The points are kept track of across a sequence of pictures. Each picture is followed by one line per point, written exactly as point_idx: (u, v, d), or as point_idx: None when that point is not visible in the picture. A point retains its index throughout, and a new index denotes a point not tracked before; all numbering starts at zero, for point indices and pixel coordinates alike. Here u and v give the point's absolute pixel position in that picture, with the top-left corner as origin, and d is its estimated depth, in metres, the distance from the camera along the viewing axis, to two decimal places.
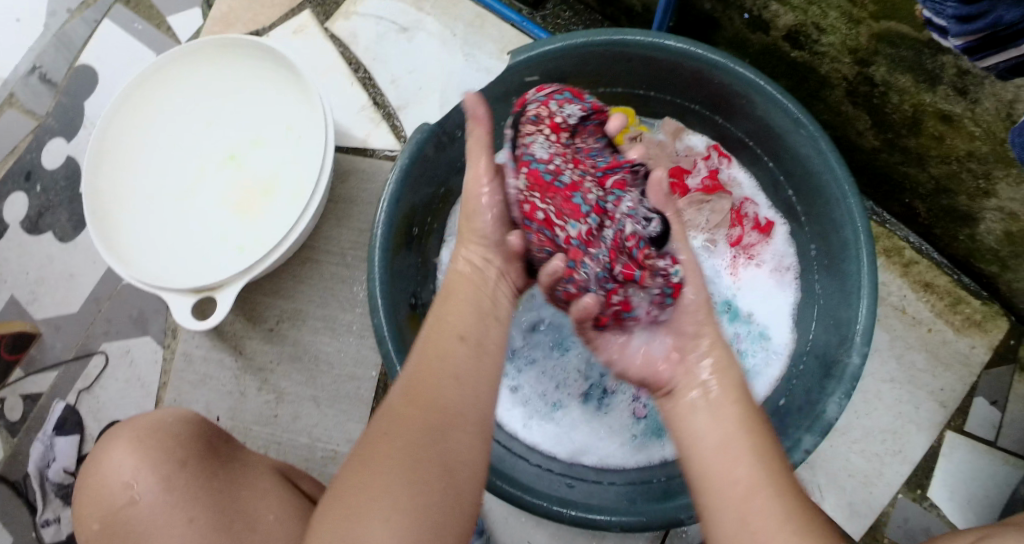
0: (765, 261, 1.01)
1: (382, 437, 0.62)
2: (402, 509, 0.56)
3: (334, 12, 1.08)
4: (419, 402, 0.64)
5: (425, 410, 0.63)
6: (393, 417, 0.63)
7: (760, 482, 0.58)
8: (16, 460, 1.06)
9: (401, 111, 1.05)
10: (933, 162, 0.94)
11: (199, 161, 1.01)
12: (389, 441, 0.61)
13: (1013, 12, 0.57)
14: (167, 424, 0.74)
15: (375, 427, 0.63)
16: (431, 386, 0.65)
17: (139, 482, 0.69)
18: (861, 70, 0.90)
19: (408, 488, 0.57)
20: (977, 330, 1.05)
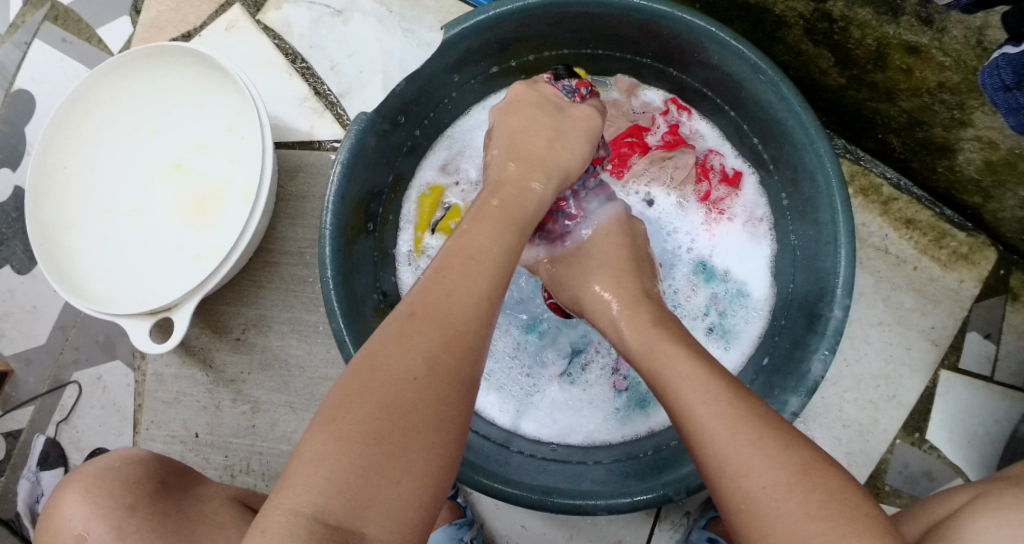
0: (736, 215, 0.97)
1: (407, 381, 0.51)
2: (420, 479, 0.49)
3: (265, 3, 1.04)
4: (456, 353, 0.54)
5: (456, 363, 0.54)
6: (424, 355, 0.53)
7: (735, 424, 0.56)
8: (8, 498, 1.04)
9: (344, 99, 1.01)
10: (903, 96, 0.90)
11: (144, 175, 0.97)
12: (421, 389, 0.51)
13: None
14: (115, 470, 0.72)
15: (396, 357, 0.53)
16: (470, 335, 0.56)
17: (91, 531, 0.68)
18: (817, 6, 0.85)
19: (430, 452, 0.50)
20: (965, 264, 1.02)
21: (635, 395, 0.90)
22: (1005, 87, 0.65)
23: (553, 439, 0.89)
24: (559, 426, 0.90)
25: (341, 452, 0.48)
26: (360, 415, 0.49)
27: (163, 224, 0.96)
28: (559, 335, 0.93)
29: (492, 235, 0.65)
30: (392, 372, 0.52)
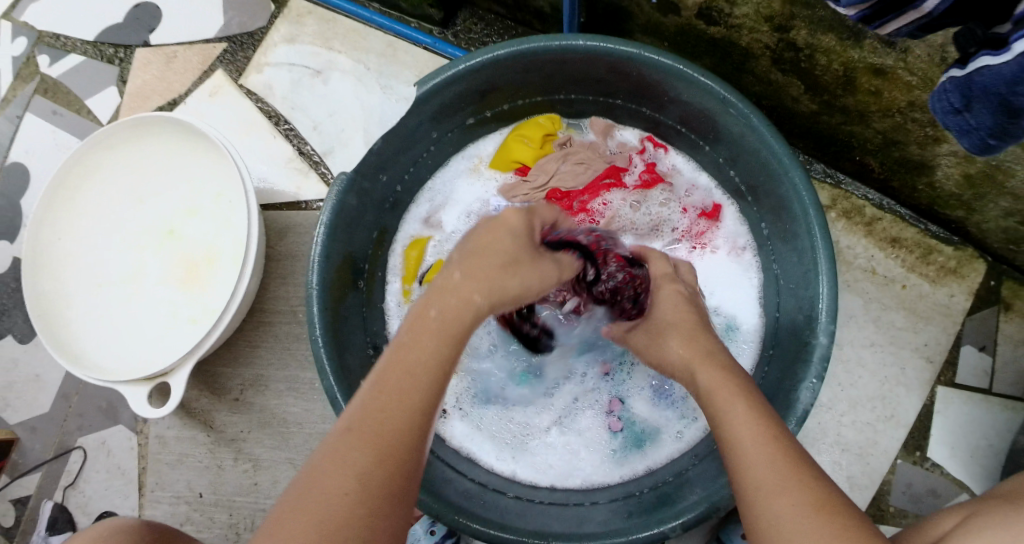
0: (719, 246, 0.98)
1: (340, 500, 0.50)
2: None
3: (246, 68, 1.07)
4: (392, 470, 0.52)
5: (391, 482, 0.52)
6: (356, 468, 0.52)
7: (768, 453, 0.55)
8: None
9: (328, 158, 1.03)
10: (876, 117, 0.90)
11: (138, 243, 1.00)
12: (353, 504, 0.50)
13: None
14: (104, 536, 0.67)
15: (335, 476, 0.51)
16: (409, 452, 0.54)
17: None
18: (782, 36, 0.87)
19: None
20: (954, 278, 1.02)
21: (631, 435, 0.90)
22: (955, 110, 0.58)
23: (551, 482, 0.89)
24: (557, 470, 0.90)
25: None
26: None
27: (158, 291, 0.98)
28: (550, 379, 0.93)
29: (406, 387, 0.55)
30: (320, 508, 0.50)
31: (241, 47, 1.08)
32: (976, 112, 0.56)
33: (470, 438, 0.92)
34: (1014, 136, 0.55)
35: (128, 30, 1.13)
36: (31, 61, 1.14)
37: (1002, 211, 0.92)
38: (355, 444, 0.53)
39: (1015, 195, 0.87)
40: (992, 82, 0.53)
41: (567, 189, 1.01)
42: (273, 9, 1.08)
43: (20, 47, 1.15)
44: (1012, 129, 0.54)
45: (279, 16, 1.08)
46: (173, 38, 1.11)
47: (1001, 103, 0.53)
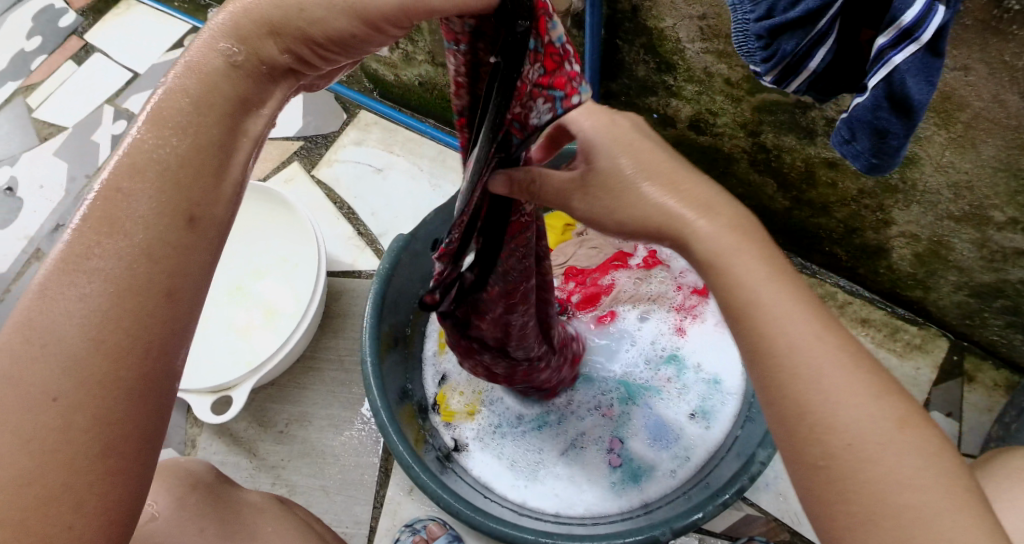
0: (708, 317, 1.12)
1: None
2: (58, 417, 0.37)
3: (319, 161, 1.29)
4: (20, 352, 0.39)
5: (133, 366, 0.38)
6: (119, 322, 0.38)
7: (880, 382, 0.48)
8: None
9: (383, 238, 1.22)
10: (836, 207, 1.09)
11: (211, 292, 1.17)
12: (96, 344, 0.37)
13: (792, 42, 0.69)
14: (182, 465, 0.82)
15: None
16: (150, 356, 0.39)
17: (157, 502, 0.75)
18: (755, 140, 1.07)
19: (70, 413, 0.37)
20: (920, 352, 1.14)
21: (628, 470, 1.01)
22: (845, 140, 0.73)
23: (556, 510, 0.99)
24: (561, 499, 1.00)
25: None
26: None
27: (221, 332, 1.14)
28: (561, 420, 1.06)
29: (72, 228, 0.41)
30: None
31: (315, 146, 1.31)
32: (859, 138, 0.71)
33: (488, 468, 1.03)
34: (890, 155, 0.71)
35: None
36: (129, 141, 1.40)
37: (953, 285, 1.07)
38: (18, 334, 0.38)
39: (960, 268, 1.03)
40: (861, 114, 0.69)
41: (582, 268, 1.16)
42: (345, 117, 1.32)
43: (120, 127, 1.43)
44: (886, 147, 0.70)
45: (348, 123, 1.31)
46: None
47: (871, 127, 0.69)
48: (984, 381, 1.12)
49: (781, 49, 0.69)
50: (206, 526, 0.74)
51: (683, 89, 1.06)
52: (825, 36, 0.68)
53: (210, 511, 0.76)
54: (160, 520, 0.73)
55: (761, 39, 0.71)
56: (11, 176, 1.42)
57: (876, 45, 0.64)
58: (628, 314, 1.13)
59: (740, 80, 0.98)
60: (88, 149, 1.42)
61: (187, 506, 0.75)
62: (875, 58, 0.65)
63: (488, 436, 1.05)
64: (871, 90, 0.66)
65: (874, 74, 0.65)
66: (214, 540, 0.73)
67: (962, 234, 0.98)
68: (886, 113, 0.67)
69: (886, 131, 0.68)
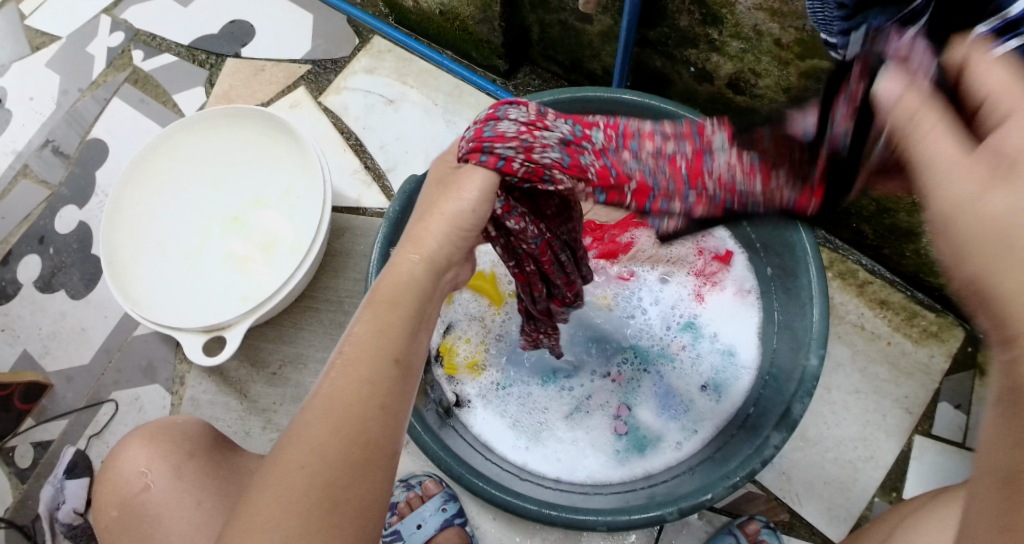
0: (726, 285, 1.06)
1: (354, 438, 0.53)
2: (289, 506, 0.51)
3: (327, 88, 1.19)
4: (382, 393, 0.56)
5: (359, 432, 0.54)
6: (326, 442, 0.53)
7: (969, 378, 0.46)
8: (26, 504, 1.09)
9: (390, 173, 1.14)
10: (872, 184, 1.04)
11: (206, 221, 1.10)
12: (307, 467, 0.52)
13: (881, 20, 0.62)
14: (179, 424, 0.79)
15: (334, 412, 0.54)
16: (368, 417, 0.54)
17: (153, 469, 0.75)
18: (797, 106, 1.00)
19: (300, 496, 0.51)
20: (935, 340, 1.12)
21: (633, 439, 0.98)
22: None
23: (557, 475, 0.96)
24: (563, 463, 0.97)
25: (293, 496, 0.51)
26: (289, 473, 0.52)
27: (217, 266, 1.08)
28: (568, 383, 1.02)
29: (389, 318, 0.59)
30: (318, 427, 0.53)
31: (324, 71, 1.21)
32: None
33: (490, 426, 0.99)
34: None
35: (222, 41, 1.27)
36: (125, 54, 1.30)
37: None
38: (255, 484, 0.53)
39: None
40: None
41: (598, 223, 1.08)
42: (357, 42, 1.21)
43: (116, 40, 1.31)
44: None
45: (360, 49, 1.21)
46: (263, 54, 1.24)
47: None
48: None
49: (865, 25, 0.63)
50: (204, 498, 0.73)
51: (727, 45, 0.98)
52: (919, 15, 0.60)
53: (210, 480, 0.74)
54: (154, 490, 0.74)
55: (842, 8, 0.65)
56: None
57: (975, 33, 0.57)
58: (645, 274, 1.08)
59: (792, 43, 0.91)
60: (83, 61, 1.31)
61: (186, 474, 0.74)
62: None
63: (490, 394, 1.01)
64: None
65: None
66: (212, 512, 0.72)
67: None
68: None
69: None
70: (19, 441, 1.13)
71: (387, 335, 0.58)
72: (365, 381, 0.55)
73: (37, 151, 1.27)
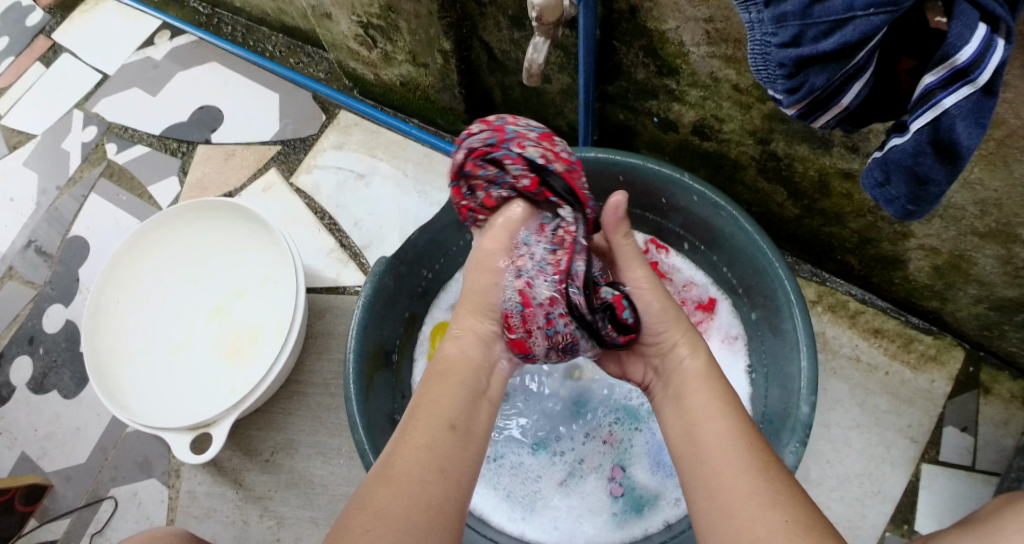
0: (712, 335, 1.06)
1: (434, 480, 0.61)
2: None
3: (298, 167, 1.20)
4: (450, 446, 0.64)
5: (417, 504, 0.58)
6: (380, 508, 0.58)
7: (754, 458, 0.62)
8: None
9: (366, 250, 1.13)
10: (851, 217, 1.02)
11: (191, 314, 1.11)
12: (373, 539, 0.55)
13: (823, 77, 0.60)
14: (156, 536, 0.80)
15: (421, 463, 0.61)
16: (426, 480, 0.60)
17: None
18: (764, 148, 0.99)
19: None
20: (934, 364, 1.10)
21: (630, 500, 0.97)
22: (878, 184, 0.65)
23: None
24: (561, 531, 0.96)
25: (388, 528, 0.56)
26: (375, 518, 0.57)
27: (203, 358, 1.09)
28: (559, 448, 1.01)
29: (437, 387, 0.69)
30: (407, 477, 0.60)
31: (294, 151, 1.21)
32: (894, 183, 0.64)
33: (483, 499, 0.98)
34: (928, 201, 0.64)
35: (193, 128, 1.28)
36: (100, 148, 1.32)
37: (972, 298, 1.02)
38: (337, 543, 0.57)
39: (980, 282, 0.98)
40: (899, 157, 0.61)
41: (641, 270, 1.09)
42: (325, 118, 1.22)
43: (90, 133, 1.33)
44: (924, 195, 0.63)
45: (328, 125, 1.22)
46: (233, 138, 1.25)
47: (911, 173, 0.62)
48: (1001, 392, 1.08)
49: (809, 83, 0.60)
50: None
51: (687, 94, 0.98)
52: (860, 70, 0.60)
53: None
54: None
55: (784, 67, 0.61)
56: None
57: (923, 83, 0.56)
58: None
59: (750, 88, 0.90)
60: (59, 158, 1.33)
61: None
62: (922, 99, 0.57)
63: (482, 467, 1.00)
64: (914, 134, 0.59)
65: (919, 116, 0.57)
66: None
67: (986, 250, 0.92)
68: (929, 159, 0.60)
69: (927, 177, 0.61)
70: None
71: (446, 399, 0.68)
72: (429, 447, 0.63)
73: (21, 251, 1.28)
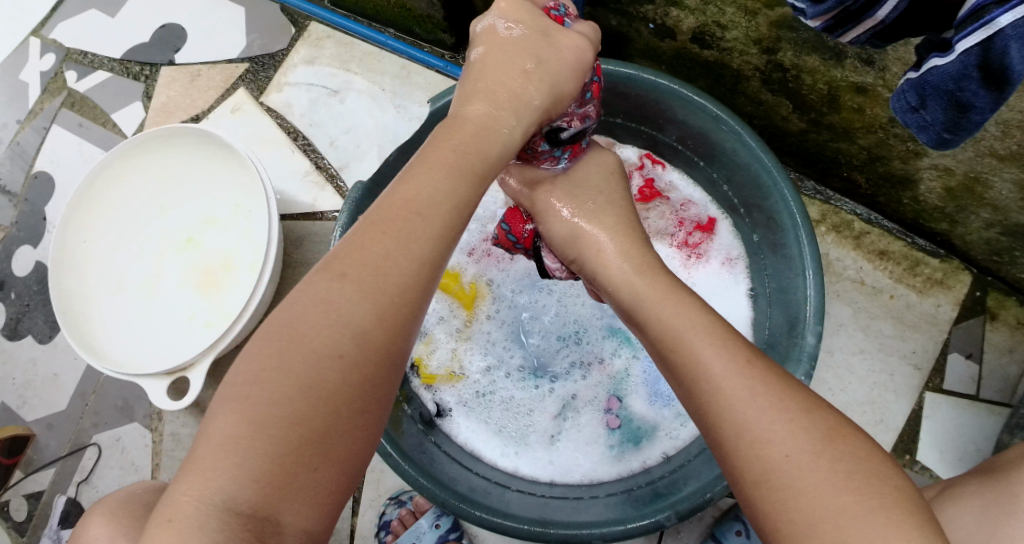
0: (713, 257, 1.01)
1: (332, 362, 0.47)
2: (299, 388, 0.46)
3: (268, 86, 1.12)
4: (390, 331, 0.50)
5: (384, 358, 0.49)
6: (350, 334, 0.48)
7: None
8: None
9: (344, 172, 1.06)
10: (860, 133, 0.95)
11: (161, 247, 1.05)
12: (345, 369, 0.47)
13: None
14: (137, 494, 0.76)
15: (319, 331, 0.48)
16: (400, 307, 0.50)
17: None
18: (770, 58, 0.92)
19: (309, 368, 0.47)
20: (940, 288, 1.05)
21: (627, 432, 0.93)
22: (912, 109, 0.63)
23: (552, 478, 0.91)
24: (557, 465, 0.92)
25: (250, 436, 0.44)
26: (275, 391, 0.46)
27: (177, 293, 1.03)
28: (553, 378, 0.96)
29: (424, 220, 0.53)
30: (311, 346, 0.47)
31: (263, 68, 1.13)
32: (930, 108, 0.62)
33: (475, 435, 0.94)
34: (967, 129, 0.62)
35: (155, 49, 1.19)
36: (59, 76, 1.22)
37: (984, 222, 0.96)
38: (282, 332, 0.48)
39: (994, 206, 0.92)
40: (940, 80, 0.58)
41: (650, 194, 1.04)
42: (293, 32, 1.13)
43: (49, 62, 1.23)
44: (963, 122, 0.61)
45: (298, 39, 1.12)
46: (197, 57, 1.16)
47: (951, 98, 0.59)
48: (1007, 318, 1.03)
49: None
50: None
51: None
52: None
53: None
54: None
55: None
56: None
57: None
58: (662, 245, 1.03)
59: None
60: (16, 89, 1.24)
61: None
62: (974, 14, 0.53)
63: (474, 400, 0.96)
64: (959, 56, 0.55)
65: (968, 34, 0.54)
66: None
67: (1004, 173, 0.86)
68: (972, 85, 0.56)
69: (970, 105, 0.58)
70: (11, 495, 1.10)
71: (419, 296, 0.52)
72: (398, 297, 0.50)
73: None
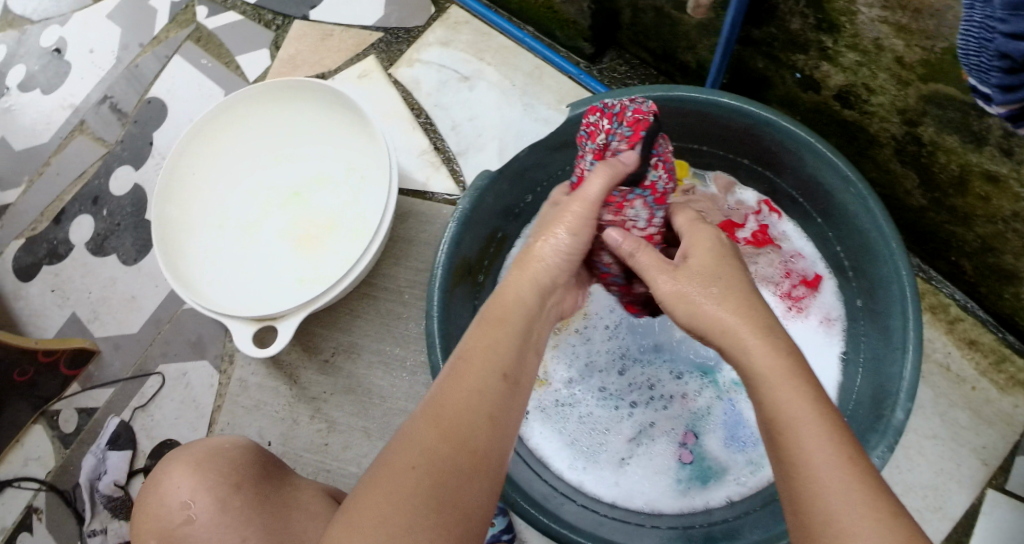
0: (811, 313, 1.01)
1: (406, 474, 0.54)
2: (393, 503, 0.53)
3: (399, 59, 1.13)
4: (457, 446, 0.56)
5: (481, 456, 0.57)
6: (422, 446, 0.56)
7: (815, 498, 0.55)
8: (67, 469, 1.09)
9: (461, 157, 1.07)
10: (980, 221, 0.95)
11: (269, 196, 1.07)
12: (417, 478, 0.54)
13: None
14: (225, 449, 0.78)
15: (400, 454, 0.56)
16: (470, 421, 0.57)
17: (197, 501, 0.73)
18: (909, 130, 0.92)
19: (397, 492, 0.54)
20: (1022, 389, 1.04)
21: (698, 469, 0.93)
22: None
23: (614, 499, 0.92)
24: (621, 488, 0.93)
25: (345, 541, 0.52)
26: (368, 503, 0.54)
27: (276, 243, 1.04)
28: (633, 402, 0.97)
29: (497, 333, 0.63)
30: (395, 464, 0.55)
31: (396, 41, 1.14)
32: None
33: (546, 441, 0.95)
34: None
35: (290, 1, 1.20)
36: (191, 10, 1.24)
37: None
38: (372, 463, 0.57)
39: None
40: None
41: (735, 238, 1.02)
42: (433, 12, 1.14)
43: None
44: None
45: (436, 19, 1.13)
46: (333, 18, 1.17)
47: None
48: None
49: None
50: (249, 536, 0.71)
51: (841, 55, 0.89)
52: None
53: (255, 515, 0.72)
54: (197, 524, 0.73)
55: (1005, 58, 0.57)
56: (61, 37, 1.27)
57: None
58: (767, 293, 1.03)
59: (915, 64, 0.82)
60: (145, 13, 1.25)
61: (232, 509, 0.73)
62: None
63: (552, 407, 0.97)
64: None
65: None
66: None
67: None
68: None
69: None
70: (65, 405, 1.12)
71: (480, 398, 0.59)
72: (479, 394, 0.59)
73: (96, 106, 1.23)
